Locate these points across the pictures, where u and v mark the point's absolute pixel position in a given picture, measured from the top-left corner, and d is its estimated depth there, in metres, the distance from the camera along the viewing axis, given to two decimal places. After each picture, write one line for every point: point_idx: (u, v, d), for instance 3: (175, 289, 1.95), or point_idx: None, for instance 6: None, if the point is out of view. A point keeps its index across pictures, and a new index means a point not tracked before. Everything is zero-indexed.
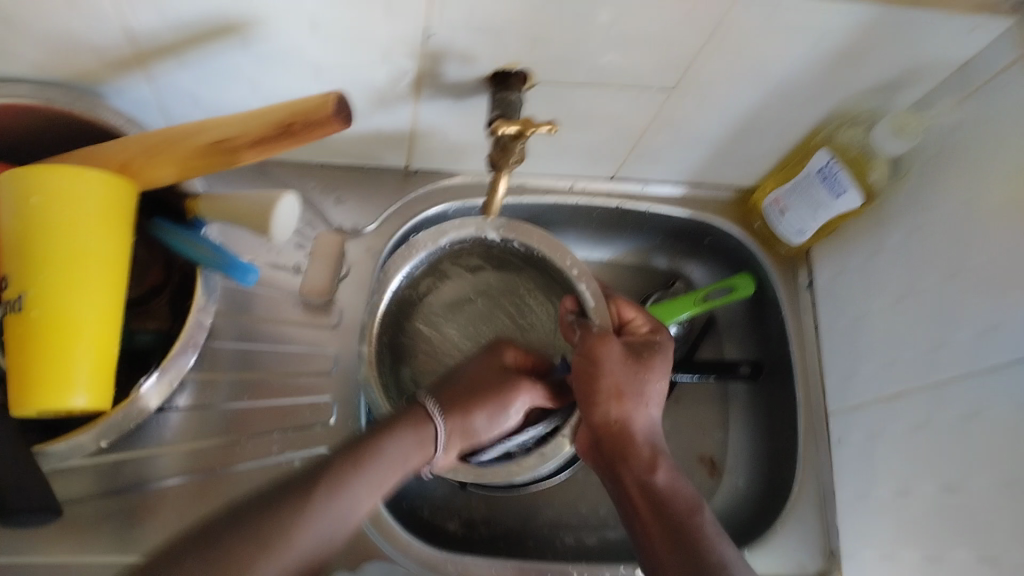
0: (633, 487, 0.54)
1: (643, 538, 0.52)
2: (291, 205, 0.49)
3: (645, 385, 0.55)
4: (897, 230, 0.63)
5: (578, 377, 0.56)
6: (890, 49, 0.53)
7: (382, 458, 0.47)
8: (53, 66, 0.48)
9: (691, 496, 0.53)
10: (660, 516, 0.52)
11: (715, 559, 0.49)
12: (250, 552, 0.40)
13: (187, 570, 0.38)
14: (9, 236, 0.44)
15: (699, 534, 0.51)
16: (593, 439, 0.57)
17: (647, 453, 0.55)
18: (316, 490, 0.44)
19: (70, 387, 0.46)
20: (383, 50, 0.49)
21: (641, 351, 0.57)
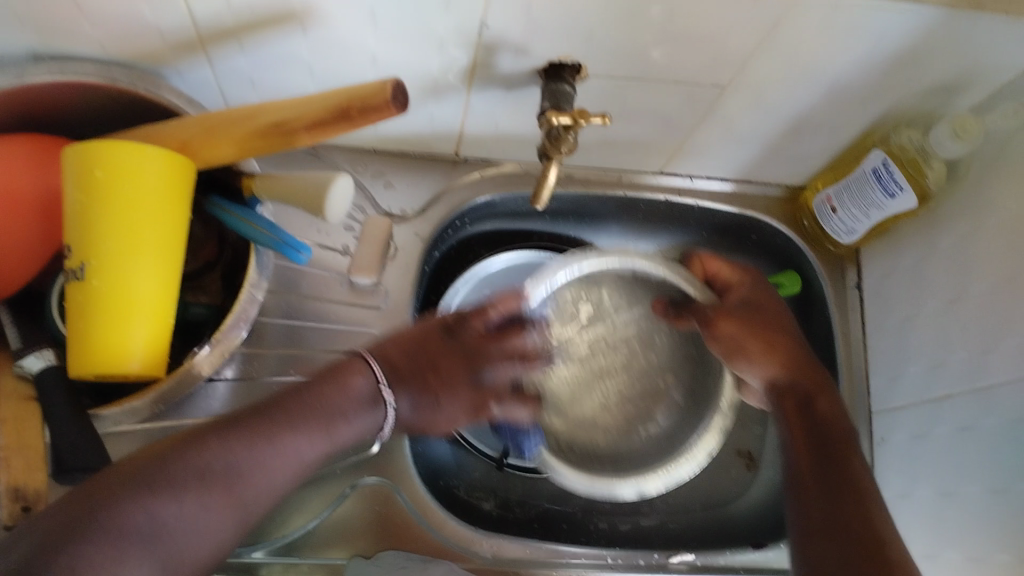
0: (835, 428, 0.54)
1: (795, 466, 0.53)
2: (346, 185, 0.50)
3: (769, 337, 0.60)
4: (950, 234, 0.62)
5: (722, 326, 0.61)
6: (952, 52, 0.52)
7: (299, 422, 0.46)
8: (118, 47, 0.49)
9: (846, 429, 0.54)
10: (809, 433, 0.54)
11: (865, 490, 0.49)
12: (183, 474, 0.40)
13: (146, 478, 0.39)
14: (74, 208, 0.46)
15: (849, 459, 0.52)
16: (773, 390, 0.58)
17: (828, 411, 0.55)
18: (254, 429, 0.44)
19: (125, 357, 0.47)
20: (440, 40, 0.49)
21: (761, 305, 0.61)
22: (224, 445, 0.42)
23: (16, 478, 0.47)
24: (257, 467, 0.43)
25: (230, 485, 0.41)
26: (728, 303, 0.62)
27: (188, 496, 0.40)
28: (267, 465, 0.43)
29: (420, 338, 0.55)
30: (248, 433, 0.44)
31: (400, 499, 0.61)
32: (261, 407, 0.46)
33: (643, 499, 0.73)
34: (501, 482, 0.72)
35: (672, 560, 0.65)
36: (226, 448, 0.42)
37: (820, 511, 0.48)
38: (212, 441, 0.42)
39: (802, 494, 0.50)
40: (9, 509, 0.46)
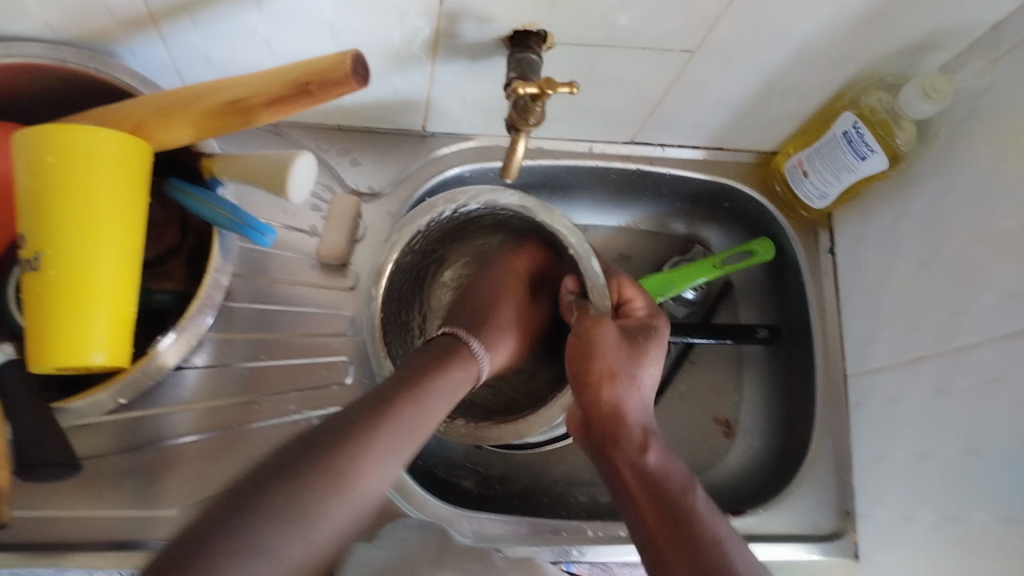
0: (639, 470, 0.50)
1: (638, 521, 0.49)
2: (307, 164, 0.49)
3: (637, 369, 0.53)
4: (922, 195, 0.62)
5: (572, 360, 0.54)
6: (919, 10, 0.51)
7: (426, 384, 0.46)
8: (67, 26, 0.48)
9: (683, 480, 0.50)
10: (656, 498, 0.49)
11: (715, 554, 0.45)
12: (324, 491, 0.38)
13: (255, 519, 0.35)
14: (26, 194, 0.45)
15: (693, 512, 0.48)
16: (582, 419, 0.54)
17: (640, 437, 0.51)
18: (384, 428, 0.42)
19: (87, 347, 0.46)
20: (400, 9, 0.48)
21: (632, 335, 0.55)
22: (337, 433, 0.40)
23: None
24: (423, 418, 0.45)
25: (372, 473, 0.40)
26: (579, 322, 0.55)
27: (320, 489, 0.37)
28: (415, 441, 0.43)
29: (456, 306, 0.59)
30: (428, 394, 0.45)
31: None
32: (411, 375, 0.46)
33: None
34: (483, 457, 0.71)
35: None
36: (348, 441, 0.40)
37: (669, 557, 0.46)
38: (326, 445, 0.39)
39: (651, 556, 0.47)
40: None
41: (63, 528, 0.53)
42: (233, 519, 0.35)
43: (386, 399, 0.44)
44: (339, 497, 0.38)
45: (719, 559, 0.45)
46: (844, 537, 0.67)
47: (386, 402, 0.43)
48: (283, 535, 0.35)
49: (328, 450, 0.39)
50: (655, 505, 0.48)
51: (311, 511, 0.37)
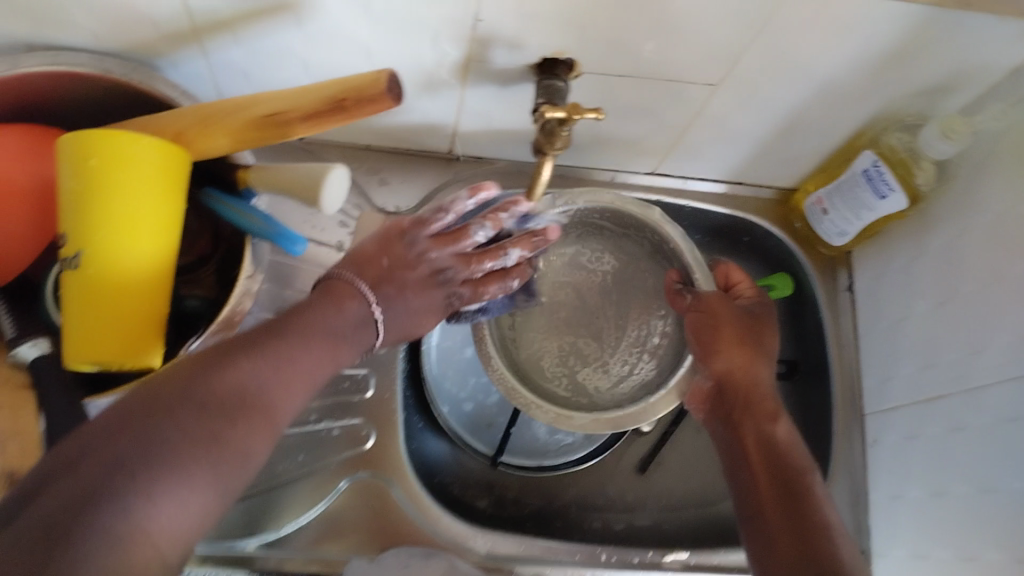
0: (756, 437, 0.54)
1: (747, 482, 0.52)
2: (341, 176, 0.50)
3: (762, 342, 0.58)
4: (941, 234, 0.63)
5: (697, 323, 0.59)
6: (940, 52, 0.52)
7: (300, 325, 0.47)
8: (113, 37, 0.50)
9: (805, 457, 0.53)
10: (773, 464, 0.52)
11: (828, 530, 0.47)
12: (208, 455, 0.38)
13: (139, 445, 0.36)
14: (70, 196, 0.46)
15: (812, 489, 0.50)
16: (710, 391, 0.58)
17: (771, 409, 0.55)
18: (293, 333, 0.46)
19: (118, 343, 0.47)
20: (433, 34, 0.50)
21: (753, 314, 0.59)
22: (217, 385, 0.40)
23: (10, 464, 0.47)
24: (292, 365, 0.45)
25: (273, 407, 0.43)
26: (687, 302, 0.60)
27: (205, 452, 0.38)
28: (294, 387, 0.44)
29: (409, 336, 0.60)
30: (316, 343, 0.47)
31: (395, 495, 0.60)
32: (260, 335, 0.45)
33: (635, 497, 0.73)
34: (498, 477, 0.72)
35: (666, 557, 0.64)
36: (243, 395, 0.41)
37: (772, 519, 0.49)
38: (237, 365, 0.42)
39: (755, 516, 0.50)
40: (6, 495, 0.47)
41: None
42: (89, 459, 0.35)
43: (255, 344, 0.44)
44: (250, 439, 0.40)
45: (825, 538, 0.47)
46: None
47: (277, 337, 0.45)
48: (121, 489, 0.34)
49: (216, 438, 0.39)
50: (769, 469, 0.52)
51: (177, 478, 0.36)
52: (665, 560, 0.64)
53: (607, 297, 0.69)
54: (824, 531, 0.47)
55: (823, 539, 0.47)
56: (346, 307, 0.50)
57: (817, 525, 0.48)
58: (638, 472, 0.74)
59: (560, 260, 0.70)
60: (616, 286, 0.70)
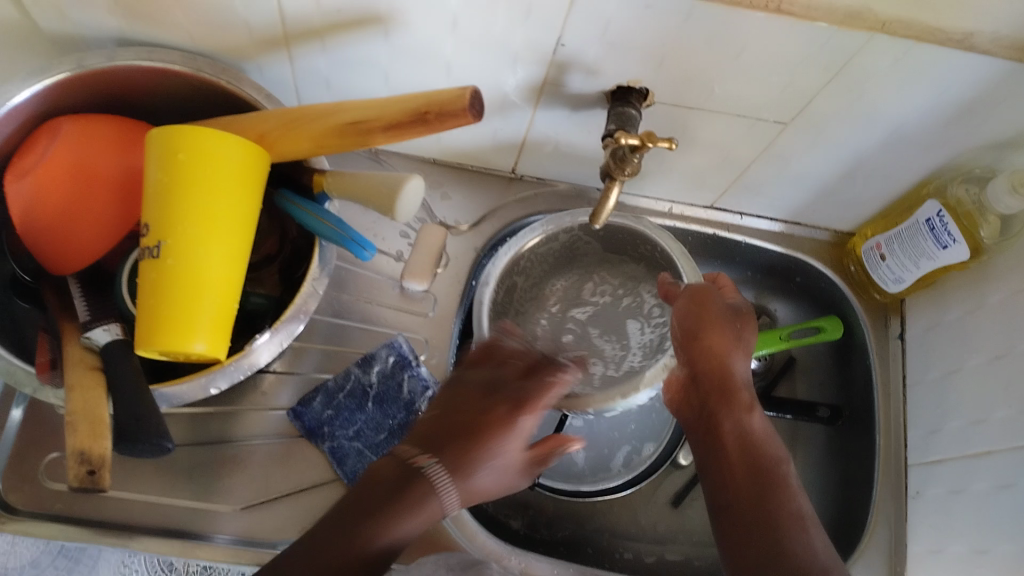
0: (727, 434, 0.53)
1: (725, 481, 0.51)
2: (417, 189, 0.51)
3: (741, 336, 0.57)
4: (1001, 289, 0.62)
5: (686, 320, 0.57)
6: (1013, 107, 0.53)
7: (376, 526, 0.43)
8: (207, 39, 0.53)
9: (778, 450, 0.52)
10: (746, 459, 0.51)
11: (795, 522, 0.48)
12: None
13: None
14: (156, 187, 0.48)
15: (785, 484, 0.50)
16: (687, 380, 0.56)
17: (745, 407, 0.54)
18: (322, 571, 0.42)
19: (193, 333, 0.48)
20: (513, 56, 0.52)
21: (740, 311, 0.58)
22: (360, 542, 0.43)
23: (81, 442, 0.46)
24: None
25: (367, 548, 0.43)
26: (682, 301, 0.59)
27: None
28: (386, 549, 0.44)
29: (437, 415, 0.49)
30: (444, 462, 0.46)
31: None
32: (445, 440, 0.47)
33: (668, 529, 0.73)
34: (532, 499, 0.72)
35: None
36: None
37: (743, 521, 0.49)
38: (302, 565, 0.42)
39: (727, 520, 0.50)
40: (76, 472, 0.46)
41: (135, 509, 0.56)
42: None
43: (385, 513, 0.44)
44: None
45: (800, 541, 0.47)
46: None
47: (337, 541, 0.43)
48: None
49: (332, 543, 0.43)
50: (744, 466, 0.51)
51: None
52: None
53: (598, 325, 0.68)
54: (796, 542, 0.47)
55: (800, 539, 0.47)
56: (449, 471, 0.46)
57: (788, 519, 0.48)
58: (673, 506, 0.74)
59: (562, 295, 0.70)
60: (609, 308, 0.69)
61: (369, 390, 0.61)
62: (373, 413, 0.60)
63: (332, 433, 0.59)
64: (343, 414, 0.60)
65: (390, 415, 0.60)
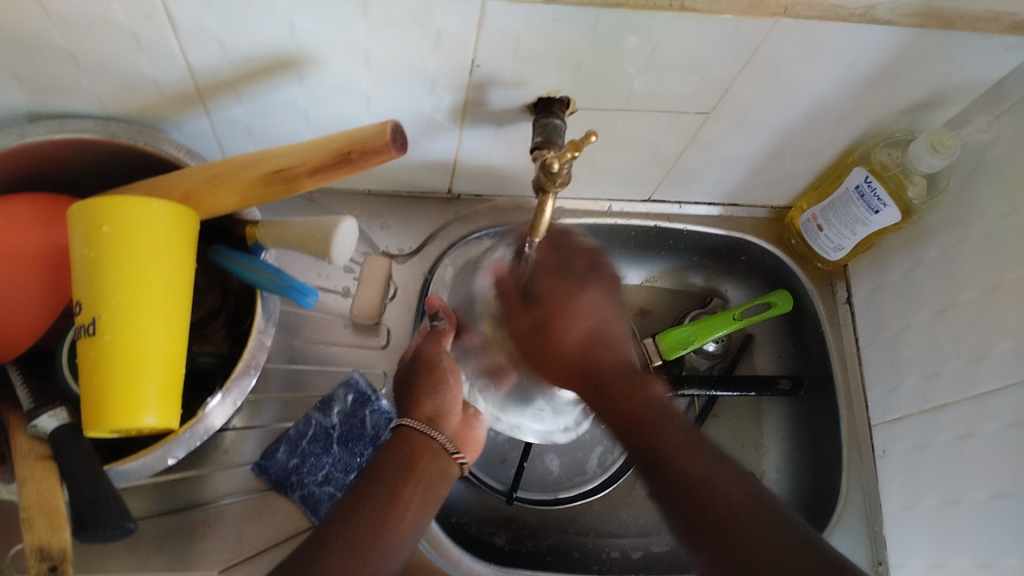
0: (643, 397, 0.51)
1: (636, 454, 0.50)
2: (351, 230, 0.50)
3: (575, 291, 0.54)
4: (936, 244, 0.64)
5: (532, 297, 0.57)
6: (924, 71, 0.54)
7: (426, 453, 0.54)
8: (118, 102, 0.52)
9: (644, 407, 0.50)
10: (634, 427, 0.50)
11: (684, 469, 0.46)
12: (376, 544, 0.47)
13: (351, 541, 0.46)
14: (83, 263, 0.46)
15: (656, 439, 0.48)
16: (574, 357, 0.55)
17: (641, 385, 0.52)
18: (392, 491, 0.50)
19: (140, 408, 0.47)
20: (431, 82, 0.51)
21: (566, 259, 0.56)
22: (371, 503, 0.49)
23: (38, 538, 0.45)
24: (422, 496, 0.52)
25: (395, 502, 0.50)
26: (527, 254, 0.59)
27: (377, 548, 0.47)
28: (411, 522, 0.50)
29: (404, 382, 0.58)
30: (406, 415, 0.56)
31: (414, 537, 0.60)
32: (403, 399, 0.57)
33: (650, 521, 0.74)
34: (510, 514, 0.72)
35: None
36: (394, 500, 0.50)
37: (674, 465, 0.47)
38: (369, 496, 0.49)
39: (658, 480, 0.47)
40: (37, 569, 0.44)
41: None
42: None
43: (400, 479, 0.51)
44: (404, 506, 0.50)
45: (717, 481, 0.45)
46: None
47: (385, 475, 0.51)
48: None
49: (356, 512, 0.48)
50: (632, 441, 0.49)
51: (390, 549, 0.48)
52: None
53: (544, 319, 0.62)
54: (707, 478, 0.46)
55: (696, 475, 0.46)
56: (419, 413, 0.56)
57: (676, 470, 0.46)
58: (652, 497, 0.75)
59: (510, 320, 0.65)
60: None
61: (332, 433, 0.60)
62: (340, 454, 0.59)
63: (301, 482, 0.58)
64: (309, 460, 0.59)
65: (355, 453, 0.60)
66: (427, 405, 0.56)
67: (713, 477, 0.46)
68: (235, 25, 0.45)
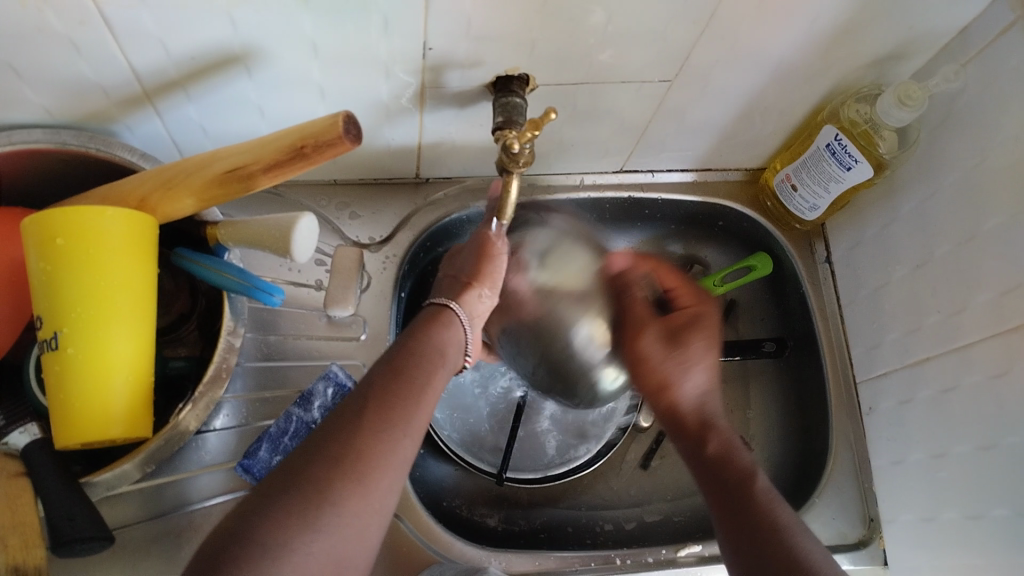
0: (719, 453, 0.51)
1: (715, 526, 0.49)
2: (310, 225, 0.49)
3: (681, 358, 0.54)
4: (910, 198, 0.63)
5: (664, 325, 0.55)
6: (886, 24, 0.53)
7: (427, 359, 0.48)
8: (66, 109, 0.50)
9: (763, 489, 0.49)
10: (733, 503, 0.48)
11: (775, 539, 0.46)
12: (343, 489, 0.40)
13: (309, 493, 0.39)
14: (40, 276, 0.46)
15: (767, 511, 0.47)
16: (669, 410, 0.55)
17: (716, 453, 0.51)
18: (377, 416, 0.43)
19: (111, 419, 0.47)
20: (385, 68, 0.50)
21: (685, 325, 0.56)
22: (350, 435, 0.42)
23: (12, 556, 0.44)
24: (409, 420, 0.45)
25: (424, 391, 0.46)
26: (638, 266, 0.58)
27: (340, 488, 0.40)
28: (431, 406, 0.47)
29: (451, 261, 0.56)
30: (451, 295, 0.54)
31: (405, 527, 0.61)
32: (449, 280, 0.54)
33: (640, 492, 0.74)
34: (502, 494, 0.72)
35: (680, 553, 0.65)
36: (371, 426, 0.43)
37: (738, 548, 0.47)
38: (347, 427, 0.42)
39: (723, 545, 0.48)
40: None
41: None
42: (264, 523, 0.37)
43: (391, 400, 0.44)
44: (388, 440, 0.43)
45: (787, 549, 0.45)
46: (872, 545, 0.66)
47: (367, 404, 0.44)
48: (326, 521, 0.39)
49: (386, 398, 0.44)
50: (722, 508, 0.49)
51: (364, 488, 0.41)
52: (680, 556, 0.65)
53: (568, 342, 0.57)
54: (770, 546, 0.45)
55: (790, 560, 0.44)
56: (464, 305, 0.53)
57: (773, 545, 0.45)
58: (643, 468, 0.75)
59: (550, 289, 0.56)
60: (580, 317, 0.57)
61: (313, 419, 0.60)
62: None
63: None
64: None
65: None
66: (472, 297, 0.54)
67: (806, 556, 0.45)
68: (174, 24, 0.43)
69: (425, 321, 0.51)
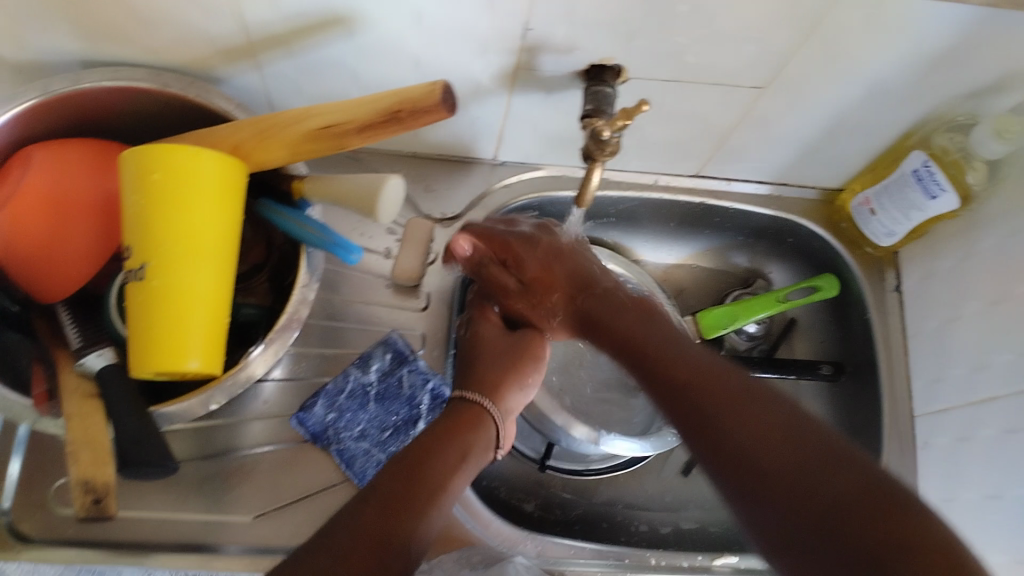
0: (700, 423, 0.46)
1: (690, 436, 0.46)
2: (397, 187, 0.50)
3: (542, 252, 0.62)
4: (993, 233, 0.62)
5: (578, 316, 0.60)
6: (994, 52, 0.52)
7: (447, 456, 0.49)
8: (173, 53, 0.52)
9: (717, 388, 0.47)
10: (683, 416, 0.47)
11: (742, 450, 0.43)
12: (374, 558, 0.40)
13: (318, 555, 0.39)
14: (134, 209, 0.47)
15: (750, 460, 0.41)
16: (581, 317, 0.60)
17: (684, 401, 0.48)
18: (403, 500, 0.44)
19: (187, 353, 0.48)
20: (483, 44, 0.51)
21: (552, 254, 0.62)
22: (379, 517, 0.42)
23: (83, 471, 0.47)
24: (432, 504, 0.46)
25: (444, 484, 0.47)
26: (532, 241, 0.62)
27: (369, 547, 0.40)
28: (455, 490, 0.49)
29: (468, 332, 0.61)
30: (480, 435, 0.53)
31: None
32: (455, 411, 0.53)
33: (676, 498, 0.74)
34: (540, 480, 0.72)
35: (715, 561, 0.65)
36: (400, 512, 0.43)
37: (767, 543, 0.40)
38: (368, 511, 0.42)
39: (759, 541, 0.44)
40: (82, 501, 0.46)
41: (144, 529, 0.55)
42: None
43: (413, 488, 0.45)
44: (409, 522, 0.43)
45: (818, 479, 0.39)
46: None
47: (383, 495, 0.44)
48: None
49: (410, 487, 0.45)
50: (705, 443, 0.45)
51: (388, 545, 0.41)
52: (715, 564, 0.65)
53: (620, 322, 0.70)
54: (792, 477, 0.40)
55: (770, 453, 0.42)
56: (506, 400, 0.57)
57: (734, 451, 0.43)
58: (683, 475, 0.75)
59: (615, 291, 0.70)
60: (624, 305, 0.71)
61: (419, 411, 0.61)
62: (376, 412, 0.61)
63: (338, 437, 0.59)
64: (346, 415, 0.60)
65: (391, 412, 0.61)
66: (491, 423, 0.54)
67: (775, 448, 0.42)
68: None
69: (454, 427, 0.51)
